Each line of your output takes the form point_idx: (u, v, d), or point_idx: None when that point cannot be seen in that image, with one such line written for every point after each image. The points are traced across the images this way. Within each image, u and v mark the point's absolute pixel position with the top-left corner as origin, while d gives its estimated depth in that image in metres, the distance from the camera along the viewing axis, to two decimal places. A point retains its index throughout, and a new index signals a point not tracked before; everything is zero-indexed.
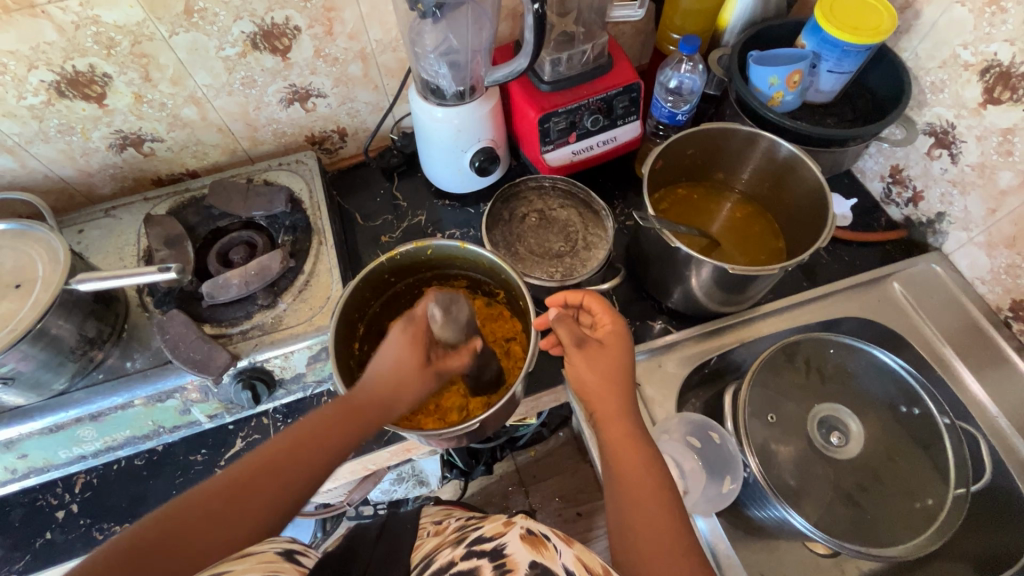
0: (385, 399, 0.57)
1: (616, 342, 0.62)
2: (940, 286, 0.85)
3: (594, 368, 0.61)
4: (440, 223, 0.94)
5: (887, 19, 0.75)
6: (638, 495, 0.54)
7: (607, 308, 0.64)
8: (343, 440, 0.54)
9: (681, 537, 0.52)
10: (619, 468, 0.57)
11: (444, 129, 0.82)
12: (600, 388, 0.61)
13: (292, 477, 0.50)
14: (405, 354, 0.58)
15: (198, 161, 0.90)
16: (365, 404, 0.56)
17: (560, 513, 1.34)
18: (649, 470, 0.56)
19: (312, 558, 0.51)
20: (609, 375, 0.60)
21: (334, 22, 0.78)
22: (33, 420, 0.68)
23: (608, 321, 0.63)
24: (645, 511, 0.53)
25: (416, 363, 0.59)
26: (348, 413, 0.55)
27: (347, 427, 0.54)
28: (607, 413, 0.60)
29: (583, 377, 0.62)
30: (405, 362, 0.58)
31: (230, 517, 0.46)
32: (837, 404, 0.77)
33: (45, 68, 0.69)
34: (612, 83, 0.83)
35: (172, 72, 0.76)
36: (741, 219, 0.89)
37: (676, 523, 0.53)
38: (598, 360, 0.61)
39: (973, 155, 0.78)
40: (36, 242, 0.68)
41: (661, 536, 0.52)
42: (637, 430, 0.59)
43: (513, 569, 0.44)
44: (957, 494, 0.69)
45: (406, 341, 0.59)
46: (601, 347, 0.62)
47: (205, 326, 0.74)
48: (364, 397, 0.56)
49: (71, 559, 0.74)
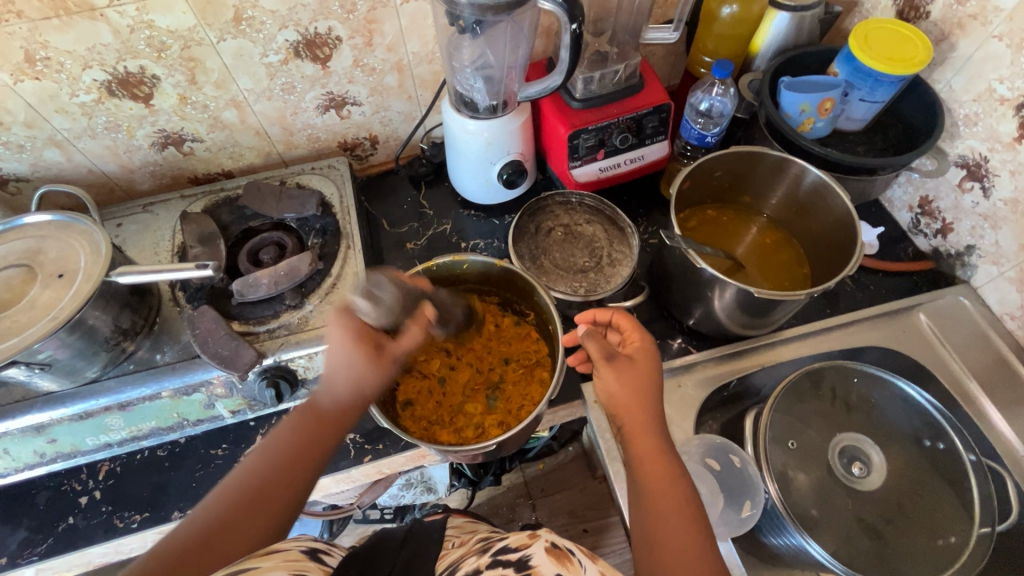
0: (347, 399, 0.59)
1: (644, 358, 0.63)
2: (968, 319, 0.84)
3: (622, 381, 0.61)
4: (464, 232, 0.95)
5: (923, 49, 0.75)
6: (667, 514, 0.54)
7: (636, 326, 0.66)
8: (315, 449, 0.57)
9: (707, 556, 0.52)
10: (649, 486, 0.57)
11: (475, 142, 0.84)
12: (630, 402, 0.61)
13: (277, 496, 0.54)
14: (354, 353, 0.59)
15: (234, 162, 0.92)
16: (333, 411, 0.59)
17: (566, 529, 1.34)
18: (679, 489, 0.56)
19: (336, 556, 0.54)
20: (638, 388, 0.61)
21: (374, 34, 0.80)
22: (64, 406, 0.71)
23: (636, 338, 0.65)
24: (675, 529, 0.53)
25: (364, 359, 0.59)
26: (314, 423, 0.58)
27: (315, 436, 0.57)
28: (636, 426, 0.60)
29: (611, 391, 0.62)
30: (355, 360, 0.59)
31: (226, 539, 0.51)
32: (860, 434, 0.76)
33: (99, 68, 0.72)
34: (643, 103, 0.84)
35: (217, 76, 0.78)
36: (770, 243, 0.89)
37: (705, 544, 0.53)
38: (628, 373, 0.62)
39: (1005, 189, 0.77)
40: (80, 235, 0.70)
41: (686, 551, 0.52)
42: (665, 447, 0.59)
43: None
44: (981, 533, 0.68)
45: (352, 339, 0.59)
46: (630, 362, 0.63)
47: (234, 323, 0.76)
48: (327, 404, 0.59)
49: (91, 545, 0.75)
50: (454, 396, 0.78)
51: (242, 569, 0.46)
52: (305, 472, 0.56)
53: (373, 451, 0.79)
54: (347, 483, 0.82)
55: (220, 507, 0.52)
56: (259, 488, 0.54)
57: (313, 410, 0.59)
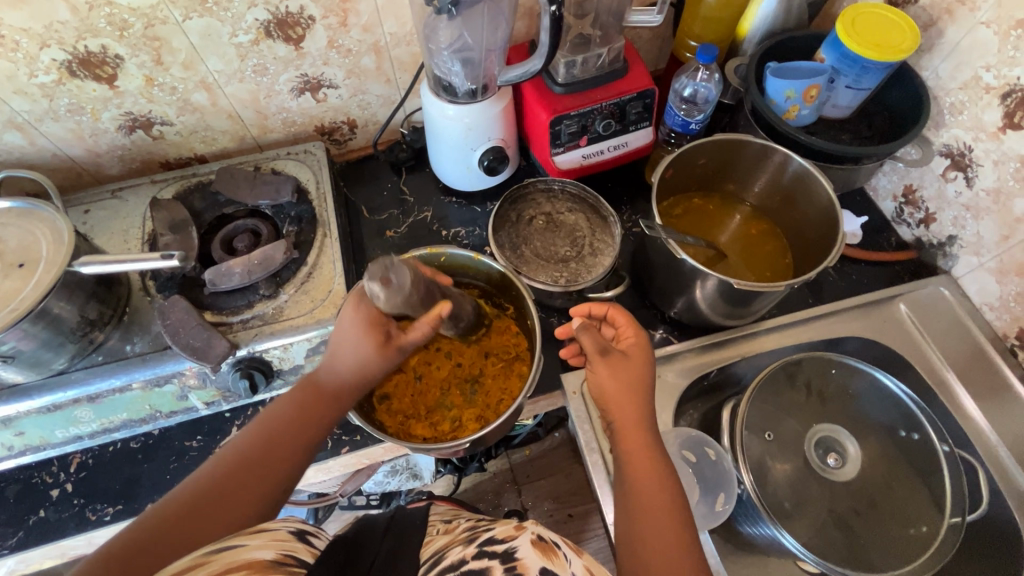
0: (349, 378, 0.60)
1: (639, 355, 0.63)
2: (947, 310, 0.84)
3: (616, 377, 0.61)
4: (446, 220, 0.94)
5: (911, 37, 0.73)
6: (652, 511, 0.54)
7: (631, 322, 0.65)
8: (311, 427, 0.58)
9: (690, 553, 0.52)
10: (636, 482, 0.56)
11: (455, 127, 0.82)
12: (620, 398, 0.60)
13: (269, 466, 0.55)
14: (362, 337, 0.60)
15: (207, 147, 0.89)
16: (331, 388, 0.60)
17: (551, 514, 1.34)
18: (664, 484, 0.56)
19: (325, 540, 0.52)
20: (630, 385, 0.60)
21: (349, 13, 0.78)
22: (31, 399, 0.69)
23: (631, 333, 0.64)
24: (659, 527, 0.53)
25: (373, 345, 0.60)
26: (314, 400, 0.60)
27: (316, 412, 0.59)
28: (626, 423, 0.60)
29: (603, 385, 0.62)
30: (365, 346, 0.60)
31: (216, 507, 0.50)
32: (836, 425, 0.76)
33: (57, 47, 0.69)
34: (627, 88, 0.82)
35: (184, 56, 0.75)
36: (754, 233, 0.88)
37: (688, 539, 0.52)
38: (622, 370, 0.61)
39: (988, 179, 0.77)
40: (42, 223, 0.67)
41: (670, 546, 0.51)
42: (654, 443, 0.59)
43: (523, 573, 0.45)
44: (952, 523, 0.69)
45: (361, 325, 0.60)
46: (624, 358, 0.62)
47: (206, 313, 0.74)
48: (327, 380, 0.61)
49: (63, 538, 0.74)
50: (432, 392, 0.77)
51: (227, 546, 0.44)
52: (299, 446, 0.57)
53: (351, 442, 0.78)
54: (325, 474, 0.82)
55: (215, 470, 0.53)
56: (254, 454, 0.55)
57: (314, 389, 0.61)
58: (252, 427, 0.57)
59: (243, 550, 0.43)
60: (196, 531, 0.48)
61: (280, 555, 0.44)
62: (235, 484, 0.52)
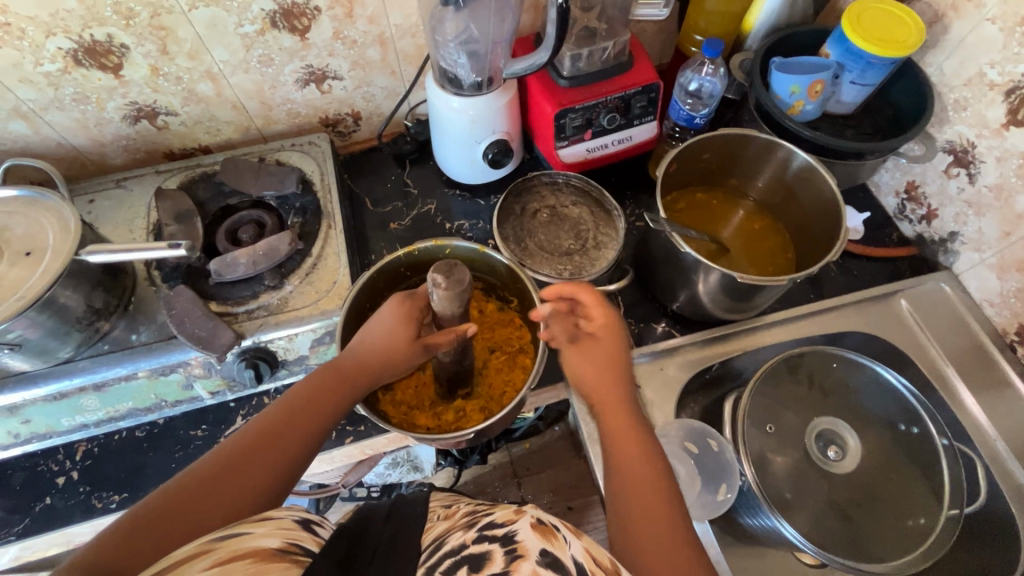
0: (373, 365, 0.62)
1: (609, 336, 0.63)
2: (947, 306, 0.85)
3: (589, 361, 0.63)
4: (449, 212, 0.94)
5: (916, 31, 0.74)
6: (641, 490, 0.54)
7: (599, 300, 0.63)
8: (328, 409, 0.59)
9: (679, 529, 0.52)
10: (622, 462, 0.57)
11: (460, 120, 0.82)
12: (597, 380, 0.62)
13: (285, 444, 0.55)
14: (397, 327, 0.62)
15: (211, 138, 0.89)
16: (353, 372, 0.61)
17: (551, 506, 1.35)
18: (651, 464, 0.56)
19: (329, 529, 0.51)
20: (606, 367, 0.62)
21: (354, 4, 0.77)
22: (37, 386, 0.69)
23: (599, 313, 0.63)
24: (648, 506, 0.53)
25: (406, 338, 0.63)
26: (334, 382, 0.60)
27: (333, 395, 0.60)
28: (609, 405, 0.61)
29: (578, 369, 0.64)
30: (398, 340, 0.62)
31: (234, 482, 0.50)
32: (837, 418, 0.77)
33: (63, 35, 0.69)
34: (632, 82, 0.83)
35: (190, 46, 0.75)
36: (756, 228, 0.88)
37: (677, 517, 0.53)
38: (593, 353, 0.63)
39: (990, 176, 0.77)
40: (48, 212, 0.68)
41: (659, 522, 0.52)
42: (639, 424, 0.60)
43: (526, 554, 0.45)
44: (949, 515, 0.70)
45: (400, 316, 0.63)
46: (595, 341, 0.64)
47: (211, 303, 0.75)
48: (349, 364, 0.62)
49: (69, 525, 0.75)
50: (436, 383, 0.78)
51: (233, 532, 0.44)
52: (315, 427, 0.57)
53: (355, 433, 0.79)
54: (329, 464, 0.82)
55: (235, 446, 0.53)
56: (272, 432, 0.55)
57: (335, 371, 0.61)
58: (272, 407, 0.58)
59: (246, 537, 0.44)
60: (215, 502, 0.49)
61: (285, 543, 0.44)
62: (255, 461, 0.52)
